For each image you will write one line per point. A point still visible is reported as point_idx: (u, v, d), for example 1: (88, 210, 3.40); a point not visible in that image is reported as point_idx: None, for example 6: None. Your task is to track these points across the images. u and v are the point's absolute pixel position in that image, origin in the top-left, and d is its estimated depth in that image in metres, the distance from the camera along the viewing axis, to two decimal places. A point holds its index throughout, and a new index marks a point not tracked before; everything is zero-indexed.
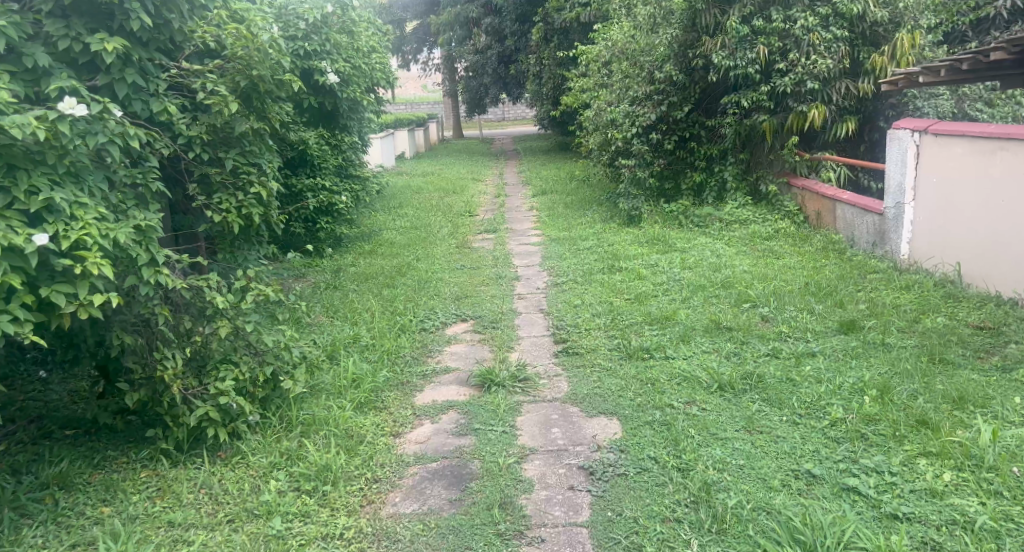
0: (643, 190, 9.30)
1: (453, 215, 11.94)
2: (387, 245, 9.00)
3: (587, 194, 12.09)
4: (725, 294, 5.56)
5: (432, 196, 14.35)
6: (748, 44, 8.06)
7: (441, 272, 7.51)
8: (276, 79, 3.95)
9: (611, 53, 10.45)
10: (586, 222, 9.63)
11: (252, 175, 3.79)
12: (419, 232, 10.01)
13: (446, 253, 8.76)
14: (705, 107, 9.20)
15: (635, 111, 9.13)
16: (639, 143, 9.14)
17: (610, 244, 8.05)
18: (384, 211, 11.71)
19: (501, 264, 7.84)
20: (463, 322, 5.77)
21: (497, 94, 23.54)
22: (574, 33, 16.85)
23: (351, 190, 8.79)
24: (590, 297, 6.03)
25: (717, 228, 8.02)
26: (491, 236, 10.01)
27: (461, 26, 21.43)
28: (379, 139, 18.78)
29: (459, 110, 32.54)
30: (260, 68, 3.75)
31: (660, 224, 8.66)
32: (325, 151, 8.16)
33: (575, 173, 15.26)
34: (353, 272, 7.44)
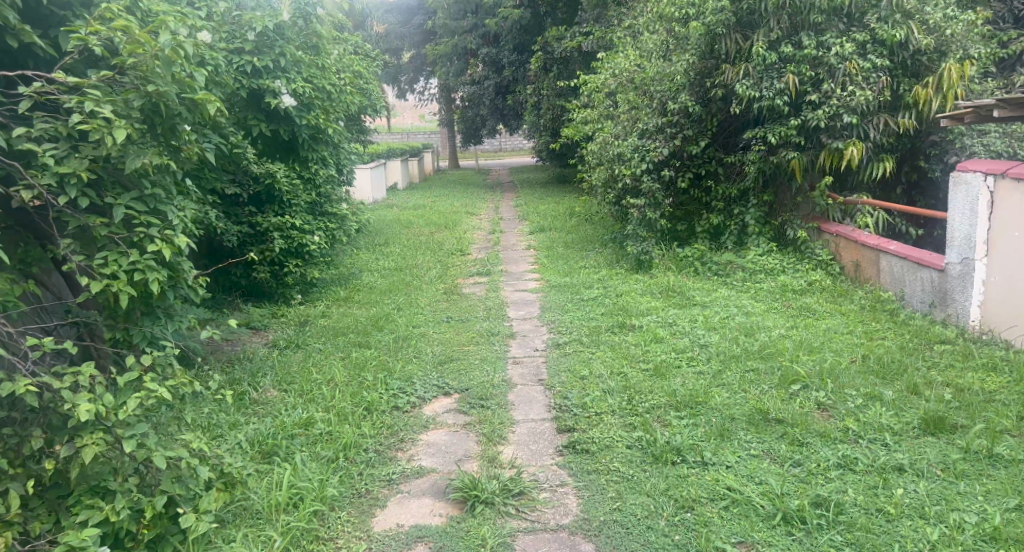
0: (654, 233, 8.34)
1: (444, 254, 10.97)
2: (365, 290, 8.00)
3: (589, 234, 11.15)
4: (763, 368, 4.58)
5: (422, 233, 13.38)
6: (775, 71, 7.11)
7: (425, 326, 6.53)
8: (185, 98, 3.05)
9: (618, 83, 9.55)
10: (590, 266, 8.66)
11: (150, 227, 2.91)
12: (404, 274, 9.03)
13: (432, 300, 7.77)
14: (722, 142, 8.22)
15: (646, 144, 8.15)
16: (650, 180, 8.16)
17: (618, 295, 7.10)
18: (367, 250, 10.74)
19: (494, 317, 6.86)
20: (447, 397, 4.76)
21: (494, 125, 22.71)
22: (575, 63, 16.03)
23: (325, 229, 7.80)
24: (598, 365, 5.03)
25: (741, 278, 7.07)
26: (483, 280, 9.02)
27: (458, 56, 20.67)
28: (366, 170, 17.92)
29: (455, 141, 31.76)
30: (162, 83, 2.86)
31: (674, 271, 7.70)
32: (296, 185, 7.26)
33: (576, 209, 14.32)
34: (323, 326, 6.44)
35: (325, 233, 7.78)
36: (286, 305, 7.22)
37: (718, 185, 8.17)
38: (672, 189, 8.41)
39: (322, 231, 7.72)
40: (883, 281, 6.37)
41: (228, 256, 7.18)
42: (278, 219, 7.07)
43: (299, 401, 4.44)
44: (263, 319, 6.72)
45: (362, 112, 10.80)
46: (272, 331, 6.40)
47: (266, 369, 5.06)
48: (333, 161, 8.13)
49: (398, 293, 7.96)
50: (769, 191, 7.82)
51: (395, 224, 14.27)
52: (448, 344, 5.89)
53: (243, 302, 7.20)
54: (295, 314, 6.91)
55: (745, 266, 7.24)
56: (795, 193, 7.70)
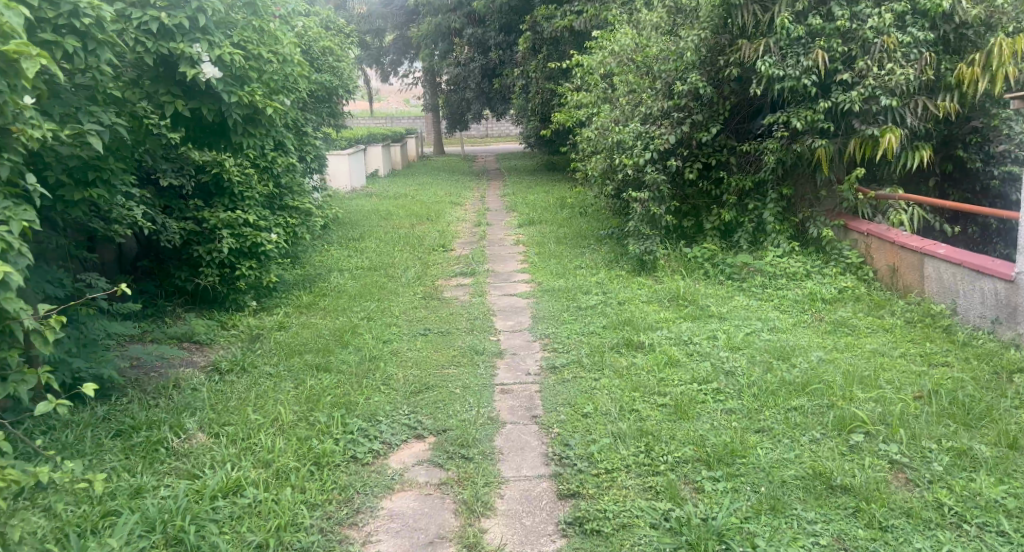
0: (658, 230, 7.46)
1: (424, 250, 10.07)
2: (333, 296, 7.06)
3: (583, 229, 10.27)
4: (809, 406, 3.71)
5: (403, 226, 12.44)
6: (800, 46, 6.18)
7: (397, 342, 5.62)
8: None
9: (618, 64, 8.64)
10: (585, 268, 7.77)
11: None
12: (378, 275, 8.10)
13: (408, 307, 6.85)
14: (734, 128, 7.36)
15: (649, 130, 7.31)
16: (654, 171, 7.32)
17: (621, 303, 6.23)
18: (341, 247, 9.80)
19: (477, 329, 5.96)
20: (420, 442, 3.89)
21: (480, 109, 21.75)
22: (566, 44, 15.06)
23: (286, 227, 6.86)
24: (603, 398, 4.13)
25: (761, 282, 6.20)
26: (467, 281, 8.13)
27: (442, 38, 19.67)
28: (339, 157, 17.23)
29: (440, 127, 30.75)
30: None
31: (682, 275, 6.84)
32: (248, 175, 6.48)
33: (568, 200, 13.44)
34: (279, 343, 5.52)
35: (286, 232, 6.85)
36: (239, 315, 6.28)
37: (728, 175, 7.26)
38: (677, 180, 7.54)
39: (282, 230, 6.77)
40: (926, 289, 5.51)
41: (172, 256, 6.32)
42: (232, 215, 6.23)
43: (231, 452, 3.53)
44: (210, 333, 5.79)
45: (334, 95, 9.84)
46: (220, 349, 5.48)
47: (199, 404, 4.15)
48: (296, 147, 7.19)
49: (369, 298, 7.03)
50: (789, 183, 6.91)
51: (373, 216, 13.32)
52: (422, 369, 4.98)
53: (190, 311, 6.26)
54: (248, 327, 5.98)
55: (763, 268, 6.37)
56: (818, 186, 6.80)
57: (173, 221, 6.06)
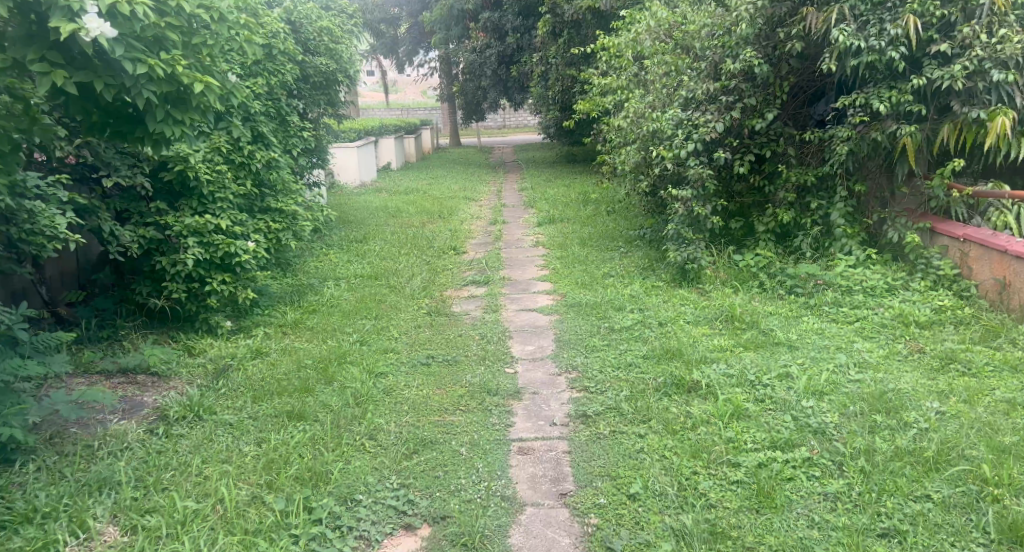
0: (702, 234, 6.45)
1: (433, 253, 9.11)
2: (324, 313, 6.09)
3: (610, 229, 9.27)
4: (952, 499, 2.75)
5: (412, 225, 11.47)
6: (885, 10, 5.11)
7: (391, 377, 4.63)
8: None
9: (653, 42, 7.58)
10: (616, 278, 6.76)
11: None
12: (378, 285, 7.12)
13: (410, 326, 5.89)
14: (791, 114, 6.35)
15: (692, 116, 6.38)
16: (698, 164, 6.31)
17: (663, 325, 5.23)
18: (342, 250, 8.85)
19: (490, 357, 4.96)
20: (410, 536, 2.88)
21: (498, 98, 20.70)
22: (588, 27, 13.97)
23: (269, 233, 5.88)
24: (655, 471, 3.13)
25: (833, 300, 5.17)
26: (479, 291, 7.15)
27: (456, 23, 18.95)
28: (343, 149, 16.37)
29: (455, 118, 29.71)
30: None
31: (733, 288, 5.82)
32: (222, 172, 5.49)
33: (591, 195, 12.41)
34: (252, 376, 4.57)
35: (270, 240, 5.87)
36: (211, 337, 5.33)
37: (784, 169, 6.22)
38: (724, 174, 6.51)
39: (264, 238, 5.80)
40: None
41: (135, 266, 5.39)
42: (198, 219, 5.24)
43: None
44: (174, 360, 4.85)
45: (335, 81, 8.86)
46: (180, 385, 4.52)
47: (129, 475, 3.21)
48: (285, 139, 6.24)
49: (365, 315, 6.06)
50: (860, 178, 5.84)
51: (381, 213, 12.35)
52: (419, 416, 3.98)
53: (155, 333, 5.32)
54: (220, 353, 5.03)
55: (833, 281, 5.34)
56: (895, 180, 5.74)
57: (129, 227, 5.11)
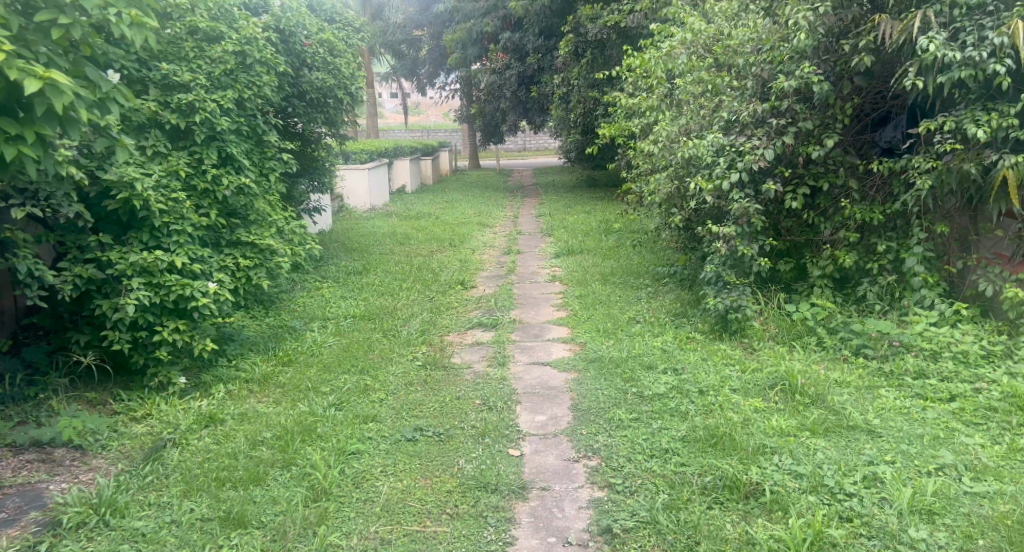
0: (746, 277, 5.54)
1: (439, 287, 8.27)
2: (304, 364, 5.24)
3: (634, 264, 8.39)
4: None
5: (419, 253, 10.62)
6: (985, 15, 4.38)
7: (368, 459, 3.75)
8: None
9: (688, 56, 6.71)
10: (644, 326, 5.85)
11: None
12: (370, 329, 6.26)
13: (403, 381, 5.03)
14: (853, 139, 5.40)
15: (736, 141, 5.49)
16: (743, 197, 5.41)
17: (704, 394, 4.34)
18: (338, 284, 8.01)
19: (492, 431, 4.06)
20: None
21: (517, 120, 19.95)
22: (613, 47, 13.12)
23: (237, 271, 5.01)
24: None
25: (915, 368, 4.26)
26: (485, 336, 6.28)
27: (474, 43, 18.23)
28: (351, 170, 15.57)
29: (474, 140, 28.97)
30: None
31: (786, 347, 4.92)
32: (180, 200, 4.59)
33: (614, 224, 11.57)
34: (200, 455, 3.73)
35: (238, 279, 5.01)
36: (165, 397, 4.50)
37: (845, 203, 5.29)
38: (775, 208, 5.55)
39: (231, 276, 4.93)
40: None
41: (72, 310, 4.51)
42: (147, 256, 4.36)
43: None
44: (113, 429, 4.03)
45: (333, 98, 8.05)
46: (104, 465, 3.65)
47: None
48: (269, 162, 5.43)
49: (350, 368, 5.19)
50: (941, 219, 4.90)
51: (388, 240, 11.52)
52: (394, 521, 3.13)
53: (99, 391, 4.51)
54: (170, 418, 4.19)
55: (912, 344, 4.44)
56: (985, 222, 4.82)
57: (62, 266, 4.26)
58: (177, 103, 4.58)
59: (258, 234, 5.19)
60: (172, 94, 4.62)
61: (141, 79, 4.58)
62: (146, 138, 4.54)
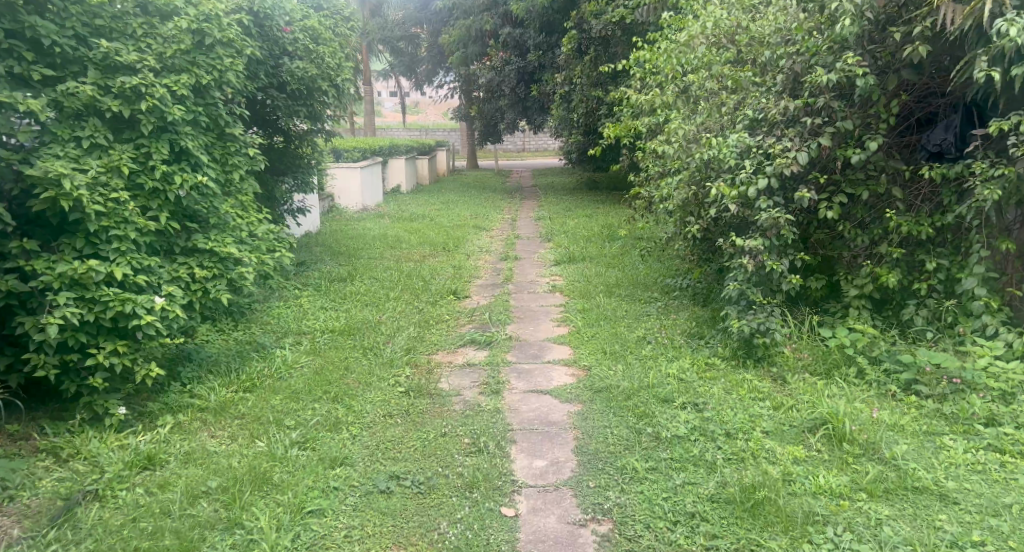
0: (773, 297, 4.91)
1: (430, 297, 7.63)
2: (270, 390, 4.59)
3: (642, 276, 7.76)
4: None
5: (410, 258, 9.97)
6: None
7: (330, 521, 3.13)
8: None
9: (708, 48, 6.06)
10: (656, 350, 5.22)
11: None
12: (350, 347, 5.60)
13: (383, 411, 4.40)
14: (896, 142, 4.76)
15: (764, 143, 4.86)
16: (772, 205, 4.78)
17: (732, 438, 3.70)
18: (320, 294, 7.36)
19: (482, 484, 3.41)
20: None
21: (517, 120, 19.33)
22: (617, 44, 12.46)
23: (192, 283, 4.35)
24: None
25: (982, 412, 3.63)
26: (479, 356, 5.64)
27: (474, 40, 17.61)
28: (341, 168, 14.93)
29: (473, 140, 28.29)
30: None
31: (822, 380, 4.29)
32: (125, 201, 3.94)
33: (618, 230, 10.94)
34: (126, 513, 3.09)
35: (193, 292, 4.35)
36: (100, 431, 3.85)
37: (889, 214, 4.66)
38: (807, 218, 4.92)
39: (184, 289, 4.28)
40: None
41: None
42: (78, 266, 3.70)
43: None
44: (29, 473, 3.40)
45: (315, 90, 7.40)
46: (8, 534, 2.99)
47: None
48: (233, 159, 4.76)
49: (322, 396, 4.54)
50: (1004, 235, 4.28)
51: (379, 244, 10.87)
52: None
53: (23, 423, 3.86)
54: (100, 459, 3.54)
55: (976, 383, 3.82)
56: None
57: None
58: (119, 87, 3.90)
59: (218, 241, 4.53)
60: (114, 76, 3.95)
61: (78, 58, 3.91)
62: (82, 128, 3.87)
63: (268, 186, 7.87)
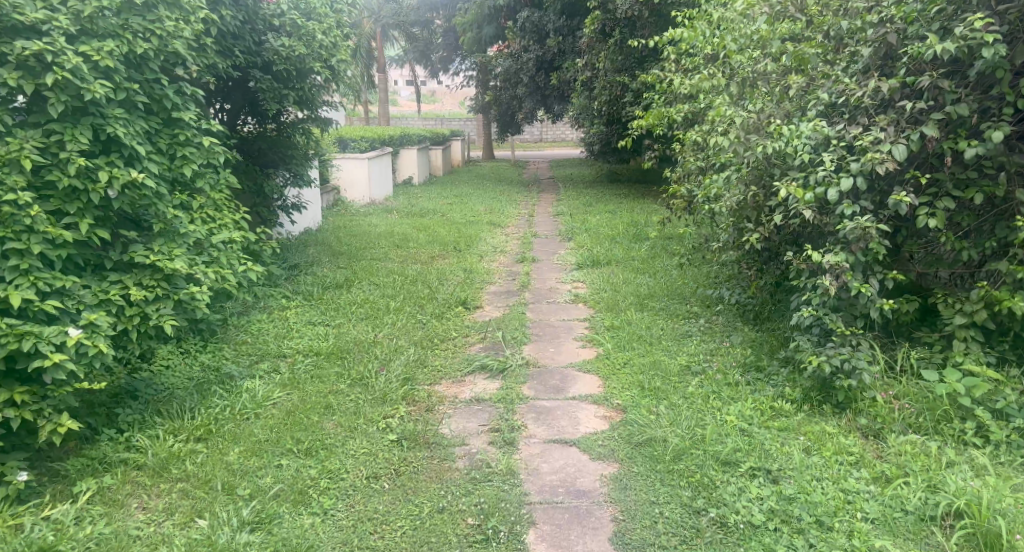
0: (856, 325, 3.95)
1: (437, 307, 6.73)
2: (228, 440, 3.68)
3: (678, 289, 6.83)
4: None
5: (417, 260, 9.06)
6: None
7: None
8: None
9: (767, 21, 5.10)
10: (706, 388, 4.28)
11: None
12: (336, 377, 4.70)
13: (369, 469, 3.50)
14: (1017, 133, 3.79)
15: (849, 135, 3.91)
16: (858, 211, 3.82)
17: (826, 532, 2.76)
18: (311, 305, 6.47)
19: None
20: None
21: (535, 110, 18.38)
22: (644, 26, 11.55)
23: (126, 309, 3.43)
24: None
25: None
26: (490, 388, 4.74)
27: (489, 23, 16.70)
28: (346, 157, 14.04)
29: (489, 131, 27.32)
30: None
31: (932, 439, 3.34)
32: (30, 207, 3.04)
33: (646, 231, 10.00)
34: None
35: (127, 319, 3.43)
36: None
37: (1010, 224, 3.69)
38: (900, 226, 3.96)
39: (113, 316, 3.36)
40: None
41: None
42: None
43: None
44: None
45: (306, 73, 6.51)
46: None
47: None
48: (188, 150, 3.85)
49: (292, 449, 3.65)
50: None
51: (384, 242, 9.96)
52: None
53: None
54: None
55: None
56: None
57: None
58: (18, 54, 3.01)
59: (162, 253, 3.61)
60: (13, 40, 3.07)
61: None
62: None
63: (253, 181, 7.13)
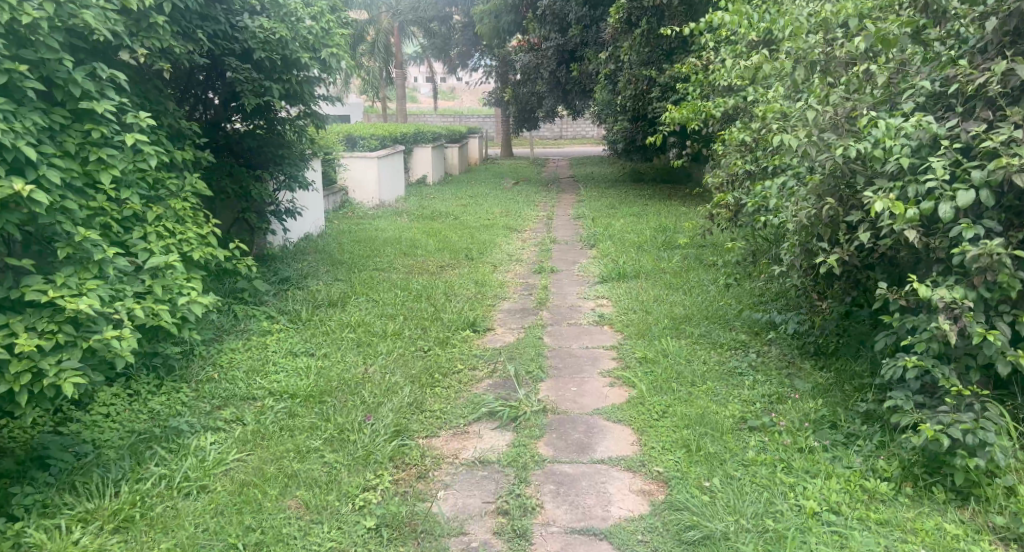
0: (977, 381, 3.05)
1: (442, 329, 5.87)
2: (154, 530, 2.86)
3: (718, 311, 5.93)
4: None
5: (424, 270, 8.20)
6: None
7: None
8: None
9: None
10: (772, 456, 3.42)
11: None
12: (311, 428, 3.86)
13: None
14: None
15: (970, 134, 3.01)
16: (981, 235, 2.93)
17: None
18: (297, 328, 5.65)
19: None
20: None
21: (555, 105, 17.45)
22: (672, 16, 10.71)
23: (11, 364, 2.59)
24: None
25: None
26: (500, 445, 3.87)
27: (510, 11, 15.66)
28: (353, 157, 13.20)
29: (507, 127, 26.42)
30: None
31: None
32: None
33: (677, 238, 9.09)
34: None
35: (12, 378, 2.60)
36: None
37: None
38: None
39: None
40: None
41: None
42: None
43: None
44: None
45: (296, 64, 5.67)
46: None
47: None
48: (107, 152, 3.21)
49: (236, 544, 2.82)
50: None
51: (389, 249, 9.12)
52: None
53: None
54: None
55: None
56: None
57: None
58: None
59: (68, 287, 2.79)
60: None
61: None
62: None
63: (239, 184, 6.30)
